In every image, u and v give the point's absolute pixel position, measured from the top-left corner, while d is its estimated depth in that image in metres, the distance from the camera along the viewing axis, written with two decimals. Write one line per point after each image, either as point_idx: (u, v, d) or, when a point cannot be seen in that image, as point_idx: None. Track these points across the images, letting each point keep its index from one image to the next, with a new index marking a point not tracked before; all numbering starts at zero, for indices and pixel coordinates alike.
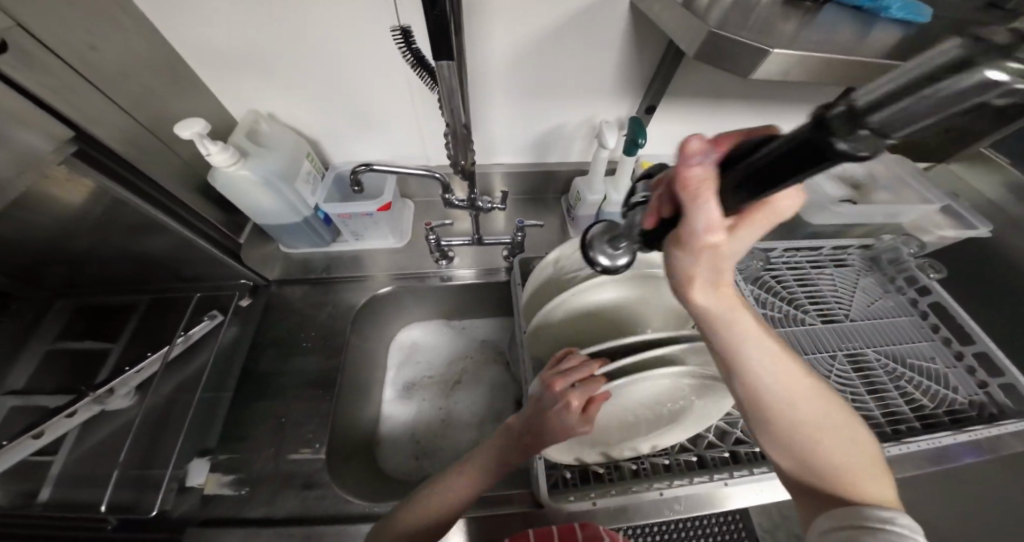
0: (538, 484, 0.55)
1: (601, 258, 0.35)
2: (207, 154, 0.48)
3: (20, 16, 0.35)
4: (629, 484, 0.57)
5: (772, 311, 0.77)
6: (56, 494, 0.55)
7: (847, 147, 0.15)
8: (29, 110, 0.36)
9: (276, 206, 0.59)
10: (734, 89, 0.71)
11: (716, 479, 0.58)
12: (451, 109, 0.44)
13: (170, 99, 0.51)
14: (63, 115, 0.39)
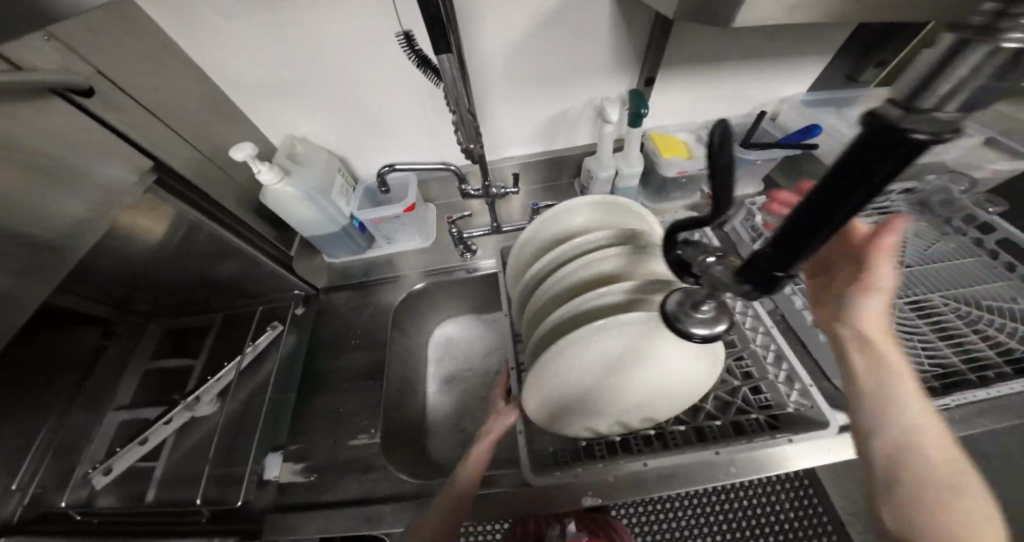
0: (521, 460, 0.57)
1: (696, 329, 0.37)
2: (258, 173, 0.57)
3: (100, 66, 0.44)
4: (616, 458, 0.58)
5: None
6: (159, 495, 0.62)
7: (927, 131, 0.16)
8: (113, 142, 0.45)
9: (317, 218, 0.67)
10: (728, 48, 0.72)
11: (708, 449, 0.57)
12: (457, 97, 0.49)
13: (222, 131, 0.61)
14: (143, 148, 0.48)
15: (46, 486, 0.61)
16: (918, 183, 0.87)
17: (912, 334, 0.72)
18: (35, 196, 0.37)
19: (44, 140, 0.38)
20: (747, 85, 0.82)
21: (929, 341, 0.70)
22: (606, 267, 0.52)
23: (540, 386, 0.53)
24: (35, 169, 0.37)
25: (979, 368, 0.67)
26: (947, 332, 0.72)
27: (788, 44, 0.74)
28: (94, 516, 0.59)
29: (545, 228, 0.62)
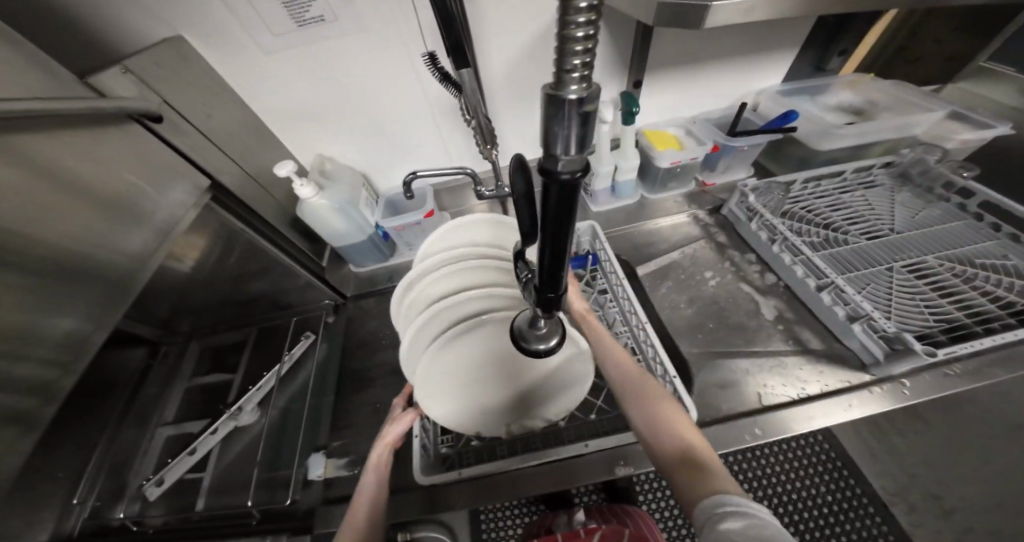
0: (413, 465, 0.59)
1: (539, 344, 0.35)
2: (297, 189, 0.63)
3: (167, 96, 0.52)
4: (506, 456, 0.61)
5: (814, 237, 0.83)
6: (210, 503, 0.63)
7: (565, 169, 0.20)
8: (177, 162, 0.52)
9: (347, 229, 0.72)
10: (706, 47, 0.80)
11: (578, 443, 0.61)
12: (474, 105, 0.55)
13: (263, 156, 0.68)
14: (200, 164, 0.55)
15: (102, 499, 0.62)
16: (896, 157, 0.94)
17: (913, 293, 0.73)
18: (112, 218, 0.44)
19: (122, 161, 0.46)
20: (726, 81, 0.90)
21: (929, 298, 0.73)
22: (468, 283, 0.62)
23: (428, 385, 0.57)
24: (114, 198, 0.45)
25: (982, 320, 0.69)
26: (945, 289, 0.75)
27: (758, 40, 0.83)
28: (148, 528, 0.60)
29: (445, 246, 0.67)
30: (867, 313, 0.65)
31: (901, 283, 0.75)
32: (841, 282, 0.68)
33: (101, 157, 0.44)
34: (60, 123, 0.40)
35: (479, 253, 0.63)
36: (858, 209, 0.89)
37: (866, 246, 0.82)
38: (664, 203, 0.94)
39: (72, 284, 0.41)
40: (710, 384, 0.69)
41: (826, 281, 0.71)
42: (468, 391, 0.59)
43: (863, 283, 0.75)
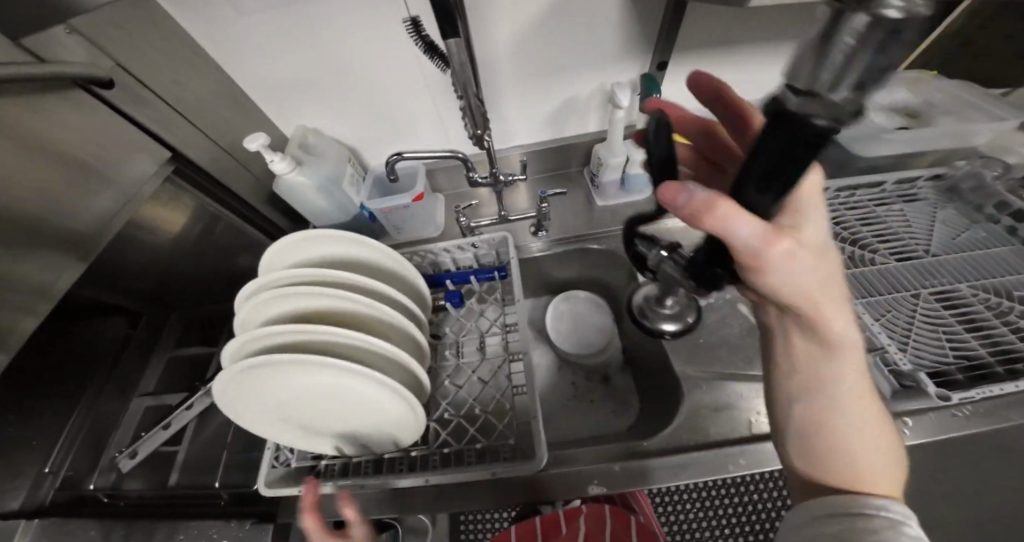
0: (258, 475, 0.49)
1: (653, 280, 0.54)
2: (271, 163, 0.58)
3: (120, 58, 0.45)
4: (365, 473, 0.51)
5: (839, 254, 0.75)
6: (183, 479, 0.56)
7: (820, 120, 0.21)
8: (135, 136, 0.47)
9: (327, 207, 0.68)
10: (744, 30, 0.70)
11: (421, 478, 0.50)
12: (464, 86, 0.48)
13: (239, 125, 0.63)
14: (161, 138, 0.50)
15: (75, 470, 0.57)
16: (946, 170, 0.83)
17: (936, 326, 0.66)
18: (59, 199, 0.40)
19: (72, 137, 0.40)
20: (762, 70, 0.79)
21: (954, 331, 0.65)
22: (340, 307, 0.47)
23: (233, 398, 0.45)
24: (61, 175, 0.39)
25: (1007, 361, 0.62)
26: (971, 321, 0.67)
27: (805, 26, 0.72)
28: (120, 500, 0.54)
29: (329, 242, 0.53)
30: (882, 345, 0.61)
31: (926, 312, 0.68)
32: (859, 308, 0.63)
33: (46, 129, 0.38)
34: (1, 92, 0.34)
35: (360, 279, 0.50)
36: (892, 225, 0.80)
37: (894, 267, 0.74)
38: None
39: (10, 266, 0.36)
40: (699, 406, 0.61)
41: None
42: (278, 419, 0.48)
43: (883, 310, 0.68)
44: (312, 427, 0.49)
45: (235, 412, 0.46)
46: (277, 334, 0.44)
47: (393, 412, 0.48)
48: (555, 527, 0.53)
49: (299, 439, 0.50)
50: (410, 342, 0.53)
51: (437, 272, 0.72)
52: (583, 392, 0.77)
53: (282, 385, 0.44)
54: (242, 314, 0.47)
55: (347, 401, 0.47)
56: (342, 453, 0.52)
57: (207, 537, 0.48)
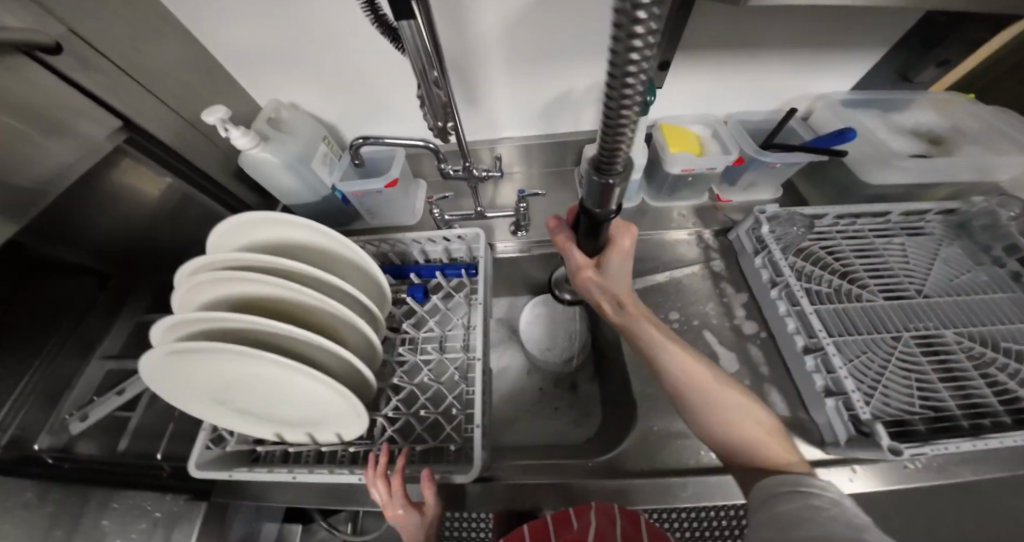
0: (192, 453, 0.48)
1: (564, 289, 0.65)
2: (232, 138, 0.55)
3: (71, 23, 0.43)
4: (308, 463, 0.52)
5: (825, 286, 0.71)
6: (133, 445, 0.57)
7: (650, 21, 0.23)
8: (83, 104, 0.46)
9: (296, 186, 0.65)
10: (759, 32, 0.64)
11: (352, 472, 0.49)
12: (427, 83, 0.45)
13: (206, 95, 0.61)
14: (116, 108, 0.49)
15: (26, 429, 0.57)
16: (960, 204, 0.78)
17: (910, 372, 0.64)
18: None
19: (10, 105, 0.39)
20: (776, 76, 0.73)
21: (926, 379, 0.63)
22: (286, 295, 0.46)
23: (167, 378, 0.44)
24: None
25: (974, 414, 0.61)
26: (947, 369, 0.65)
27: (828, 33, 0.65)
28: (70, 462, 0.54)
29: (284, 223, 0.51)
30: (845, 391, 0.55)
31: (903, 357, 0.65)
32: (829, 350, 0.57)
33: None
34: None
35: (309, 270, 0.47)
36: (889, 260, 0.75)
37: (881, 306, 0.70)
38: (669, 212, 0.80)
39: None
40: (649, 432, 0.60)
41: (815, 344, 0.59)
42: (215, 397, 0.47)
43: (858, 351, 0.65)
44: (251, 411, 0.49)
45: (167, 385, 0.45)
46: (213, 319, 0.42)
47: (331, 408, 0.47)
48: (567, 523, 0.46)
49: (238, 421, 0.50)
50: (361, 337, 0.52)
51: (405, 264, 0.70)
52: (545, 397, 0.76)
53: (219, 367, 0.44)
54: (184, 290, 0.45)
55: (286, 391, 0.46)
56: (282, 439, 0.52)
57: (140, 508, 0.50)
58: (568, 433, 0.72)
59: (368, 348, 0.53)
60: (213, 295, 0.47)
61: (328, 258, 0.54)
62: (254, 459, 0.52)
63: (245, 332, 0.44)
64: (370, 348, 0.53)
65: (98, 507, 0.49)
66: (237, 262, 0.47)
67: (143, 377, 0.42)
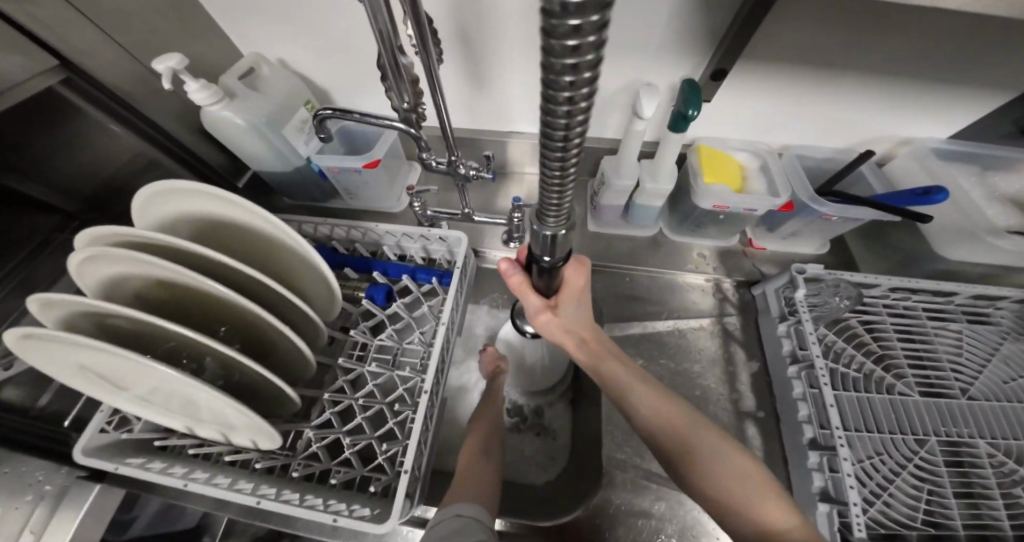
0: (82, 437, 0.43)
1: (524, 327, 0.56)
2: (188, 90, 0.47)
3: None
4: (212, 465, 0.48)
5: (848, 368, 0.52)
6: (53, 404, 0.50)
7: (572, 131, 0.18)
8: (14, 37, 0.39)
9: (266, 151, 0.58)
10: (850, 44, 0.49)
11: (252, 494, 0.43)
12: (393, 69, 0.35)
13: (173, 37, 0.53)
14: (57, 50, 0.43)
15: None
16: None
17: (924, 502, 0.45)
18: None
19: None
20: (857, 109, 0.58)
21: (942, 504, 0.45)
22: (198, 284, 0.39)
23: (52, 357, 0.39)
24: None
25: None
26: (966, 493, 0.46)
27: (941, 61, 0.50)
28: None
29: (222, 201, 0.44)
30: (845, 503, 0.41)
31: (920, 468, 0.46)
32: (839, 450, 0.43)
33: None
34: None
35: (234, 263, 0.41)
36: (931, 347, 0.54)
37: (916, 406, 0.50)
38: (687, 250, 0.69)
39: None
40: (602, 508, 0.52)
41: (826, 440, 0.45)
42: (110, 384, 0.42)
43: (869, 450, 0.47)
44: (152, 403, 0.44)
45: (45, 359, 0.39)
46: (98, 303, 0.36)
47: (238, 419, 0.42)
48: None
49: (141, 409, 0.45)
50: (292, 344, 0.46)
51: (375, 257, 0.63)
52: (514, 438, 0.61)
53: (101, 359, 0.38)
54: (77, 259, 0.38)
55: (181, 393, 0.40)
56: (191, 434, 0.47)
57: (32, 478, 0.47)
58: (531, 477, 0.58)
59: (300, 358, 0.48)
60: (119, 269, 0.40)
61: (272, 245, 0.48)
62: (158, 450, 0.48)
63: (137, 320, 0.38)
64: (303, 356, 0.46)
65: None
66: (156, 240, 0.40)
67: (19, 353, 0.37)
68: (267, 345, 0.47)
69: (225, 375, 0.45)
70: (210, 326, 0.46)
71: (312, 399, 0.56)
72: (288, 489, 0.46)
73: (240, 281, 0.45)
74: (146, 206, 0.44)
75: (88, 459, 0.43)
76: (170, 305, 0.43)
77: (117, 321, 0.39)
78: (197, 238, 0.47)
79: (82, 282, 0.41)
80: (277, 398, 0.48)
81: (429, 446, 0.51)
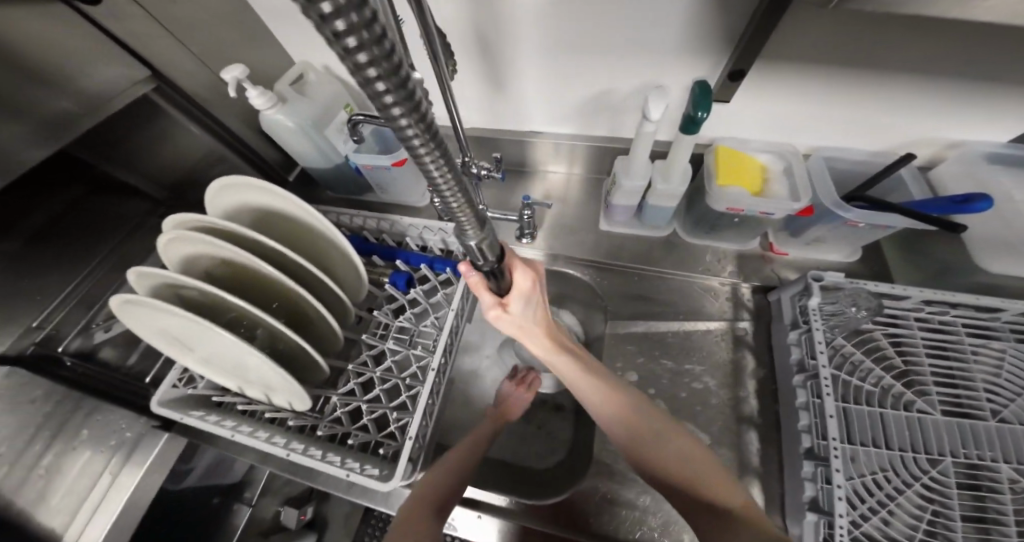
0: (159, 389, 0.53)
1: None
2: (249, 97, 0.55)
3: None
4: (257, 420, 0.56)
5: (864, 382, 0.50)
6: (138, 364, 0.59)
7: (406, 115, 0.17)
8: (119, 52, 0.47)
9: (312, 149, 0.66)
10: (883, 46, 0.46)
11: (283, 447, 0.50)
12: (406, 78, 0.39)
13: (237, 50, 0.62)
14: (152, 66, 0.52)
15: (59, 328, 0.53)
16: None
17: (930, 521, 0.43)
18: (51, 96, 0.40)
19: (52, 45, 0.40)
20: (898, 110, 0.54)
21: (946, 526, 0.43)
22: (253, 266, 0.47)
23: (142, 321, 0.49)
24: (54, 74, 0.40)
25: None
26: (978, 518, 0.44)
27: (991, 60, 0.46)
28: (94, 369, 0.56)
29: (274, 197, 0.52)
30: (832, 513, 0.41)
31: (929, 488, 0.44)
32: (832, 462, 0.42)
33: (35, 36, 0.38)
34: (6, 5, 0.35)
35: (282, 248, 0.48)
36: (968, 365, 0.50)
37: (936, 426, 0.48)
38: (702, 253, 0.68)
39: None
40: (593, 494, 0.54)
41: (823, 451, 0.44)
42: (182, 345, 0.52)
43: (874, 466, 0.45)
44: (213, 365, 0.53)
45: (137, 322, 0.49)
46: (178, 278, 0.44)
47: (279, 383, 0.49)
48: None
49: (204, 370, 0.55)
50: (327, 322, 0.52)
51: (399, 247, 0.69)
52: (517, 424, 0.64)
53: (179, 325, 0.46)
54: (164, 242, 0.47)
55: (237, 357, 0.48)
56: (242, 393, 0.56)
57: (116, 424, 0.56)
58: (528, 461, 0.61)
59: (332, 333, 0.55)
60: (193, 251, 0.49)
61: (313, 234, 0.55)
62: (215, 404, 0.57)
63: (207, 294, 0.46)
64: (336, 332, 0.53)
65: (82, 417, 0.53)
66: (222, 227, 0.49)
67: (119, 315, 0.47)
68: (306, 321, 0.55)
69: (271, 344, 0.53)
70: (261, 303, 0.53)
71: (340, 370, 0.63)
72: (315, 445, 0.52)
73: (285, 264, 0.52)
74: (215, 199, 0.53)
75: (162, 406, 0.52)
76: (231, 283, 0.52)
77: (193, 293, 0.48)
78: (254, 227, 0.56)
79: (165, 259, 0.49)
80: (311, 367, 0.55)
81: (435, 421, 0.56)
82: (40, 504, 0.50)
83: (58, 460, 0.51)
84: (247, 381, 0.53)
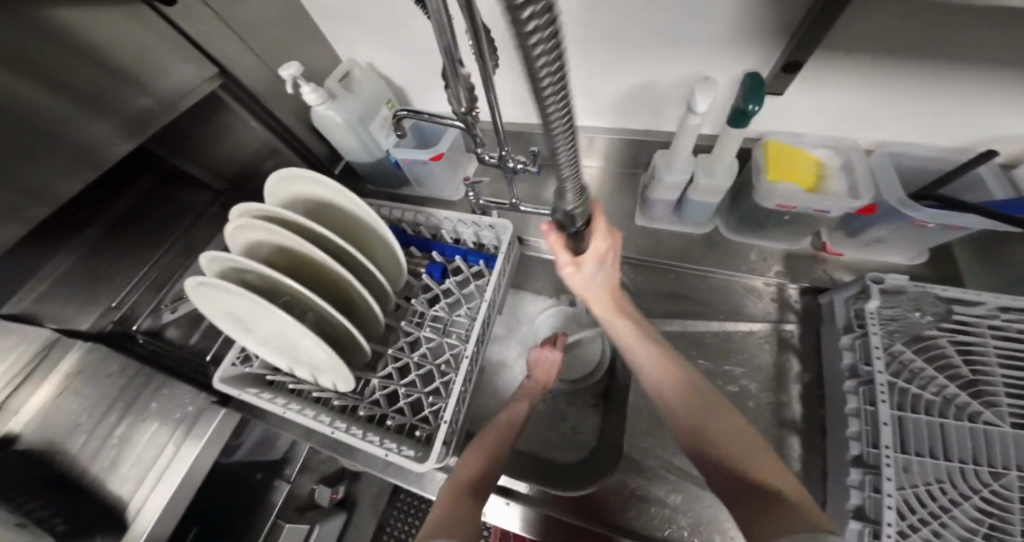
0: (220, 366, 0.58)
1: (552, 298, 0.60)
2: (302, 94, 0.58)
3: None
4: (304, 399, 0.60)
5: (924, 390, 0.46)
6: (199, 342, 0.64)
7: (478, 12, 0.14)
8: (192, 51, 0.51)
9: (356, 144, 0.69)
10: (962, 37, 0.42)
11: (327, 424, 0.53)
12: (453, 68, 0.39)
13: (291, 49, 0.66)
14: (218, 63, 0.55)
15: (132, 309, 0.59)
16: None
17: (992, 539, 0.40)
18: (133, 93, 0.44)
19: (135, 45, 0.44)
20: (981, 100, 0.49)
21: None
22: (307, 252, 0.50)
23: (209, 301, 0.53)
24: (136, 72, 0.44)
25: None
26: None
27: None
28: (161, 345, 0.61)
29: (326, 188, 0.55)
30: (878, 521, 0.39)
31: (988, 502, 0.41)
32: (883, 470, 0.39)
33: (119, 35, 0.42)
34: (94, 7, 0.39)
35: (332, 236, 0.51)
36: None
37: (1005, 439, 0.44)
38: (744, 252, 0.66)
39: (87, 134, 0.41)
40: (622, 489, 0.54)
41: (873, 459, 0.42)
42: (242, 326, 0.56)
43: (929, 476, 0.42)
44: (268, 345, 0.57)
45: (205, 303, 0.54)
46: (241, 262, 0.48)
47: (327, 363, 0.52)
48: None
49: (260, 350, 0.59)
50: (370, 308, 0.55)
51: (435, 239, 0.71)
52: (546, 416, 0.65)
53: (240, 305, 0.50)
54: (229, 229, 0.51)
55: (290, 337, 0.52)
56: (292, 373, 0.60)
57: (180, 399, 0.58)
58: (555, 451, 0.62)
59: (374, 319, 0.57)
60: (253, 238, 0.53)
61: (359, 223, 0.58)
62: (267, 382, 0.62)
63: (266, 277, 0.50)
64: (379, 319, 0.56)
65: (152, 390, 0.56)
66: (278, 216, 0.52)
67: (191, 295, 0.51)
68: (351, 307, 0.58)
69: (319, 327, 0.56)
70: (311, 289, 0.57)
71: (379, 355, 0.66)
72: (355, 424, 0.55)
73: (334, 252, 0.55)
74: (273, 191, 0.57)
75: (222, 381, 0.56)
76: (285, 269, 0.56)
77: (252, 276, 0.51)
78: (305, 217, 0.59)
79: (230, 245, 0.54)
80: (354, 351, 0.58)
81: (466, 407, 0.57)
82: (112, 472, 0.51)
83: (130, 431, 0.53)
84: (298, 361, 0.57)
